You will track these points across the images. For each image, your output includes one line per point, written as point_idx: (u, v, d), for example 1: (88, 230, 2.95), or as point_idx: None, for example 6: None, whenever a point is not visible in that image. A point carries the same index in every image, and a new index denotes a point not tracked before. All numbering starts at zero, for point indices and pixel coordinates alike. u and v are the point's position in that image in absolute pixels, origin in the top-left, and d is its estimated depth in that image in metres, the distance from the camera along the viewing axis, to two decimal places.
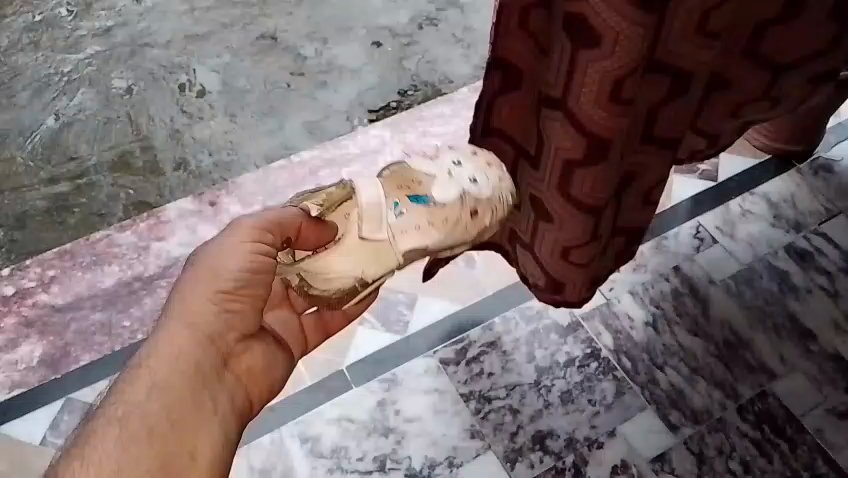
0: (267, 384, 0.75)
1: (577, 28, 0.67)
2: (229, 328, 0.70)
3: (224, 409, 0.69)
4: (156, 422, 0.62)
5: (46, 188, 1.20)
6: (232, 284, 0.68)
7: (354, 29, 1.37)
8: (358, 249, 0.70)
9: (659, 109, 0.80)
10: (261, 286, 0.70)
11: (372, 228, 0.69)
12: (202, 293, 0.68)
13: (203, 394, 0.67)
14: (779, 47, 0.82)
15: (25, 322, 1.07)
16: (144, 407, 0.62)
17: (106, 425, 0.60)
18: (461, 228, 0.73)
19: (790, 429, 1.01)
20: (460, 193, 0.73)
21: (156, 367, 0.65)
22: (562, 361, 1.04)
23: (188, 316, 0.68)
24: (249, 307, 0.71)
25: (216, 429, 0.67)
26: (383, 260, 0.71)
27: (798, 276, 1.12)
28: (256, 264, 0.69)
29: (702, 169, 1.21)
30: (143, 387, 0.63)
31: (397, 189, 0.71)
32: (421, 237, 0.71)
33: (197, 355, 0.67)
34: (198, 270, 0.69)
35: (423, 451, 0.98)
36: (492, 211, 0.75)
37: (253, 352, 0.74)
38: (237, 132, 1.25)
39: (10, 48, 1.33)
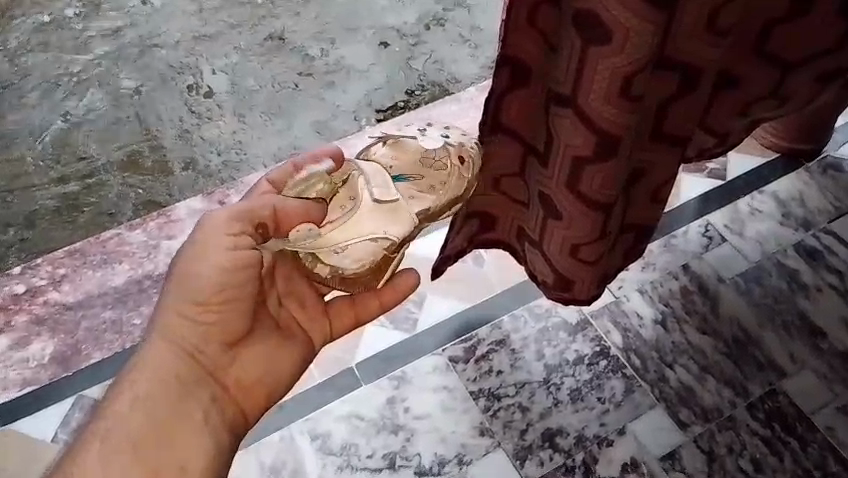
0: (271, 386, 0.76)
1: (587, 25, 0.67)
2: (212, 335, 0.71)
3: (214, 418, 0.71)
4: (138, 437, 0.67)
5: (56, 188, 1.20)
6: (206, 294, 0.69)
7: (361, 30, 1.37)
8: (377, 210, 0.75)
9: (668, 106, 0.80)
10: (240, 293, 0.70)
11: (384, 191, 0.75)
12: (178, 304, 0.70)
13: (189, 405, 0.70)
14: (788, 44, 0.82)
15: (36, 320, 1.07)
16: (127, 421, 0.67)
17: (91, 439, 0.65)
18: (454, 180, 0.78)
19: (801, 427, 1.01)
20: (441, 146, 0.78)
21: (138, 381, 0.69)
22: (571, 359, 1.05)
23: (169, 326, 0.70)
24: (230, 315, 0.71)
25: (203, 439, 0.70)
26: (404, 219, 0.76)
27: (807, 274, 1.12)
28: (229, 272, 0.68)
29: (710, 168, 1.21)
30: (125, 402, 0.67)
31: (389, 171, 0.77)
32: (420, 203, 0.77)
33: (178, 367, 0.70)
34: (174, 279, 0.70)
35: (433, 448, 0.98)
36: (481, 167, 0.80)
37: (252, 356, 0.75)
38: (246, 132, 1.26)
39: (19, 48, 1.34)
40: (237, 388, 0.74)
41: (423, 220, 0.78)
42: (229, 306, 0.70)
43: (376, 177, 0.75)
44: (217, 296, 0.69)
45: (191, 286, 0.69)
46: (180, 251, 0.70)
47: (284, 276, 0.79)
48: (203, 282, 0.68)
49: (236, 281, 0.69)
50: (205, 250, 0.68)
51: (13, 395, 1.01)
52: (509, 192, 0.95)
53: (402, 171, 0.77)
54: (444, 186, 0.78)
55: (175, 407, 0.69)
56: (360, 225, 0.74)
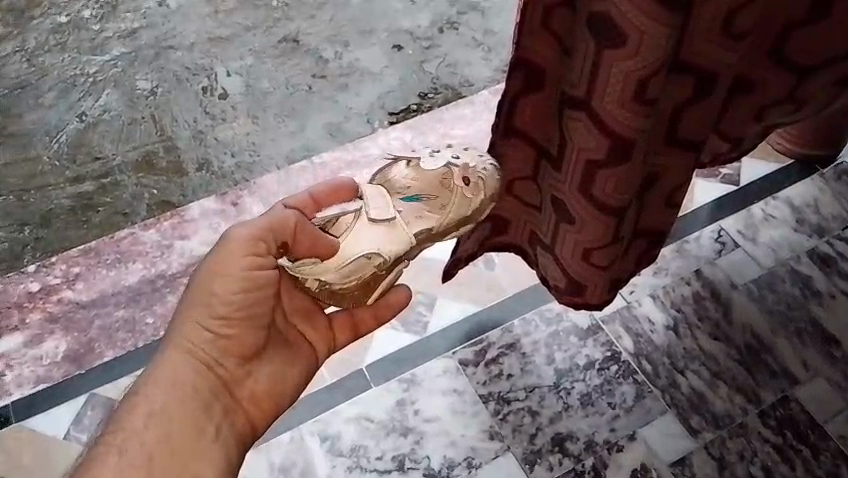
0: (276, 400, 0.77)
1: (603, 29, 0.67)
2: (227, 350, 0.72)
3: (226, 434, 0.71)
4: (154, 450, 0.65)
5: (71, 187, 1.21)
6: (228, 308, 0.70)
7: (375, 33, 1.38)
8: (374, 228, 0.74)
9: (682, 111, 0.80)
10: (257, 304, 0.72)
11: (381, 209, 0.75)
12: (198, 317, 0.70)
13: (203, 420, 0.70)
14: (805, 49, 0.81)
15: (50, 318, 1.08)
16: (142, 434, 0.65)
17: (105, 453, 0.64)
18: (456, 200, 0.79)
19: (813, 435, 1.00)
20: (445, 166, 0.79)
21: (153, 393, 0.68)
22: (582, 364, 1.04)
23: (186, 339, 0.70)
24: (245, 328, 0.72)
25: (217, 455, 0.69)
26: (399, 239, 0.75)
27: (821, 281, 1.11)
28: (249, 282, 0.71)
29: (723, 173, 1.20)
30: (141, 414, 0.66)
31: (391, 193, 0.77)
32: (425, 222, 0.77)
33: (194, 380, 0.70)
34: (194, 292, 0.71)
35: (442, 451, 0.98)
36: (488, 186, 0.80)
37: (261, 372, 0.76)
38: (260, 133, 1.26)
39: (37, 49, 1.35)
40: (245, 404, 0.74)
41: (424, 240, 0.79)
42: (246, 322, 0.72)
43: (376, 196, 0.76)
44: (237, 309, 0.71)
45: (212, 301, 0.70)
46: (199, 265, 0.71)
47: (288, 294, 0.79)
48: (225, 296, 0.70)
49: (254, 300, 0.72)
50: (227, 262, 0.70)
51: (26, 392, 1.02)
52: (521, 195, 0.95)
53: (416, 192, 0.77)
54: (447, 208, 0.79)
55: (190, 421, 0.69)
56: (355, 243, 0.74)
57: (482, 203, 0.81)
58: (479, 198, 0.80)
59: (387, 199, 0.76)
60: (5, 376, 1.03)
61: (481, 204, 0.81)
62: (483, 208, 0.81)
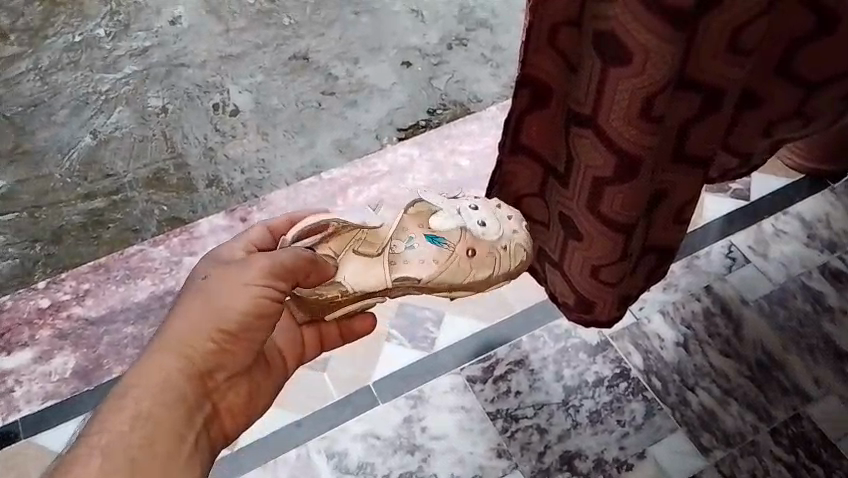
0: (240, 418, 0.78)
1: (608, 45, 0.67)
2: (219, 365, 0.72)
3: (202, 446, 0.71)
4: (139, 455, 0.63)
5: (82, 204, 1.22)
6: (233, 324, 0.71)
7: (384, 50, 1.38)
8: (358, 257, 0.81)
9: (689, 127, 0.79)
10: (260, 324, 0.73)
11: (374, 244, 0.81)
12: (200, 327, 0.70)
13: (185, 430, 0.68)
14: (815, 66, 0.80)
15: (59, 335, 1.08)
16: (127, 437, 0.63)
17: (87, 454, 0.61)
18: (454, 265, 0.82)
19: (826, 453, 0.99)
20: (460, 228, 0.83)
21: (142, 397, 0.66)
22: (591, 381, 1.04)
23: (181, 345, 0.69)
24: (243, 347, 0.74)
25: (197, 465, 0.68)
26: (373, 277, 0.80)
27: (833, 297, 1.10)
28: (260, 306, 0.72)
29: (733, 188, 1.20)
30: (128, 417, 0.64)
31: (417, 226, 0.83)
32: (419, 269, 0.82)
33: (185, 387, 0.69)
34: (197, 302, 0.71)
35: (450, 469, 0.98)
36: (497, 261, 0.84)
37: (235, 389, 0.77)
38: (270, 150, 1.27)
39: (50, 67, 1.36)
40: (223, 413, 0.76)
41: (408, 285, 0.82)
42: (244, 343, 0.74)
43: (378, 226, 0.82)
44: (243, 327, 0.72)
45: (220, 314, 0.71)
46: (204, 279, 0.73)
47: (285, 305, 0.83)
48: (235, 313, 0.71)
49: (261, 317, 0.73)
50: (240, 283, 0.71)
51: (35, 408, 1.02)
52: (530, 211, 0.95)
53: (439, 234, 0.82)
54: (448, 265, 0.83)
55: (176, 429, 0.67)
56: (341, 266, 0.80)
57: (490, 272, 0.84)
58: (486, 268, 0.84)
59: (387, 236, 0.81)
60: (15, 392, 1.04)
61: (486, 272, 0.84)
62: (493, 277, 0.85)
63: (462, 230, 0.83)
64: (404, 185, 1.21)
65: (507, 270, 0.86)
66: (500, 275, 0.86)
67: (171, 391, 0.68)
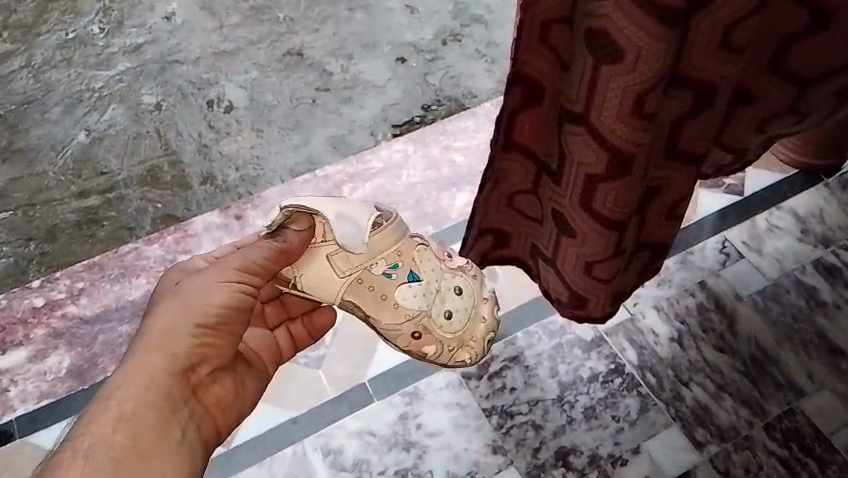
0: (232, 411, 0.80)
1: (598, 43, 0.67)
2: (204, 358, 0.74)
3: (190, 438, 0.72)
4: (122, 454, 0.64)
5: (76, 202, 1.22)
6: (212, 317, 0.73)
7: (378, 46, 1.38)
8: (333, 259, 0.79)
9: (682, 124, 0.79)
10: (238, 319, 0.75)
11: (353, 259, 0.79)
12: (180, 323, 0.72)
13: (169, 423, 0.70)
14: (807, 62, 0.80)
15: (54, 333, 1.08)
16: (112, 437, 0.65)
17: (72, 457, 0.62)
18: (393, 314, 0.84)
19: (819, 447, 0.99)
20: (423, 306, 0.84)
21: (124, 396, 0.67)
22: (586, 376, 1.04)
23: (162, 342, 0.71)
24: (223, 341, 0.75)
25: (184, 459, 0.70)
26: (325, 291, 0.81)
27: (827, 292, 1.10)
28: (236, 301, 0.74)
29: (727, 183, 1.20)
30: (111, 417, 0.66)
31: (408, 260, 0.82)
32: (371, 296, 0.82)
33: (169, 384, 0.71)
34: (174, 303, 0.73)
35: (445, 466, 0.98)
36: (437, 349, 0.88)
37: (222, 381, 0.79)
38: (264, 147, 1.27)
39: (43, 65, 1.36)
40: (211, 408, 0.77)
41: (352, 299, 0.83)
42: (224, 337, 0.75)
43: (358, 240, 0.76)
44: (220, 322, 0.74)
45: (197, 310, 0.72)
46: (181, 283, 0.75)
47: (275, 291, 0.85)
48: (213, 309, 0.73)
49: (237, 313, 0.75)
50: (214, 282, 0.74)
51: (30, 408, 1.02)
52: (522, 209, 0.95)
53: (411, 285, 0.83)
54: (392, 312, 0.84)
55: (160, 424, 0.69)
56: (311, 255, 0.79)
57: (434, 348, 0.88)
58: (430, 349, 0.88)
59: (367, 259, 0.80)
60: (10, 391, 1.04)
61: (429, 350, 0.88)
62: (434, 357, 0.89)
63: (425, 315, 0.84)
64: (399, 182, 1.22)
65: (449, 355, 0.90)
66: (440, 359, 0.90)
67: (155, 388, 0.69)
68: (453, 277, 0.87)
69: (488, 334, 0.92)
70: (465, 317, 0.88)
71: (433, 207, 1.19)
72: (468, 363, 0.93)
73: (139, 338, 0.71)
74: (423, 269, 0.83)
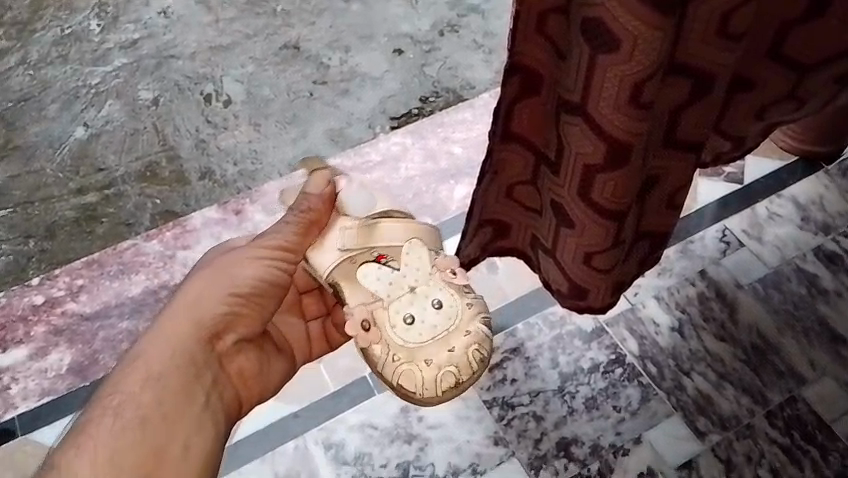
0: (257, 386, 0.81)
1: (595, 32, 0.66)
2: (233, 327, 0.77)
3: (215, 405, 0.74)
4: (147, 414, 0.67)
5: (74, 199, 1.21)
6: (242, 286, 0.76)
7: (375, 38, 1.37)
8: (347, 230, 0.81)
9: (680, 112, 0.79)
10: (266, 291, 0.78)
11: (358, 239, 0.81)
12: (211, 291, 0.75)
13: (196, 388, 0.72)
14: (805, 47, 0.80)
15: (54, 331, 1.08)
16: (138, 397, 0.68)
17: (101, 415, 0.66)
18: (355, 298, 0.80)
19: (821, 435, 0.99)
20: (380, 293, 0.80)
21: (153, 358, 0.70)
22: (587, 367, 1.04)
23: (192, 309, 0.74)
24: (252, 313, 0.78)
25: (207, 424, 0.72)
26: (321, 261, 0.81)
27: (828, 279, 1.10)
28: (263, 273, 0.77)
29: (727, 171, 1.19)
30: (139, 377, 0.69)
31: (393, 253, 0.81)
32: (351, 278, 0.81)
33: (196, 351, 0.73)
34: (206, 275, 0.76)
35: (446, 458, 0.98)
36: (377, 353, 0.80)
37: (250, 356, 0.80)
38: (262, 141, 1.26)
39: (39, 61, 1.35)
40: (237, 380, 0.78)
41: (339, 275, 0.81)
42: (252, 309, 0.78)
43: (363, 211, 0.85)
44: (248, 292, 0.77)
45: (228, 280, 0.76)
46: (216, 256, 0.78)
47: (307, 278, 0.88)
48: (242, 280, 0.76)
49: (265, 284, 0.78)
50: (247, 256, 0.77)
51: (32, 406, 1.02)
52: (522, 200, 0.94)
53: (381, 275, 0.80)
54: (358, 298, 0.80)
55: (187, 388, 0.71)
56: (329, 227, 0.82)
57: (379, 356, 0.80)
58: (377, 351, 0.80)
59: (373, 240, 0.80)
60: (11, 389, 1.04)
61: (376, 354, 0.80)
62: (382, 365, 0.80)
63: (381, 304, 0.80)
64: (398, 175, 1.21)
65: (396, 369, 0.79)
66: (385, 370, 0.80)
67: (183, 352, 0.72)
68: (437, 288, 0.80)
69: (446, 367, 0.78)
70: (430, 333, 0.79)
71: (432, 200, 1.19)
72: (413, 394, 0.79)
73: (171, 305, 0.75)
74: (405, 263, 0.80)
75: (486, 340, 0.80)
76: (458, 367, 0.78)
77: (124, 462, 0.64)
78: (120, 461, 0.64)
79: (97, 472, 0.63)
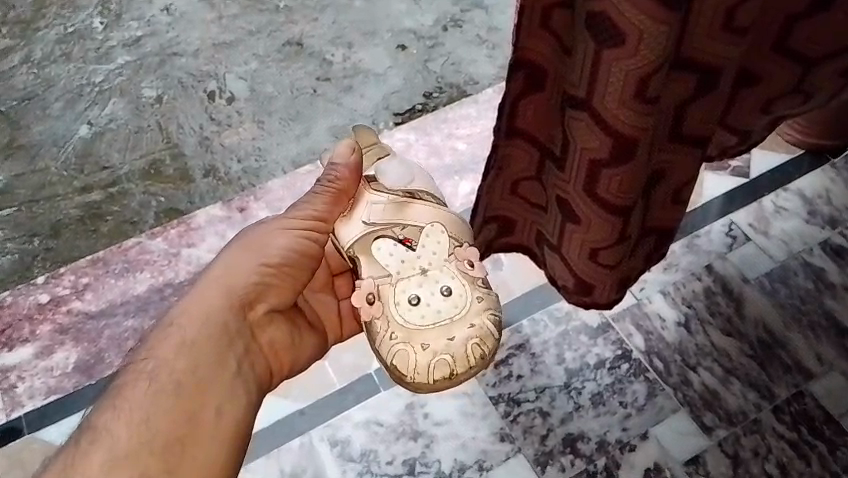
0: (290, 357, 0.79)
1: (600, 26, 0.66)
2: (265, 297, 0.75)
3: (249, 374, 0.72)
4: (182, 378, 0.67)
5: (79, 198, 1.21)
6: (273, 256, 0.76)
7: (379, 33, 1.37)
8: (373, 205, 0.79)
9: (686, 106, 0.78)
10: (297, 264, 0.77)
11: (387, 217, 0.78)
12: (243, 263, 0.75)
13: (229, 356, 0.71)
14: (811, 40, 0.79)
15: (60, 329, 1.08)
16: (171, 362, 0.67)
17: (135, 379, 0.66)
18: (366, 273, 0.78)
19: (828, 429, 0.99)
20: (391, 269, 0.77)
21: (187, 325, 0.70)
22: (593, 363, 1.03)
23: (225, 278, 0.73)
24: (284, 285, 0.77)
25: (240, 391, 0.70)
26: (346, 233, 0.79)
27: (834, 273, 1.09)
28: (295, 244, 0.77)
29: (733, 165, 1.19)
30: (173, 344, 0.68)
31: (413, 235, 0.78)
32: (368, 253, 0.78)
33: (231, 318, 0.72)
34: (239, 246, 0.76)
35: (452, 454, 0.98)
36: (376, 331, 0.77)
37: (283, 328, 0.78)
38: (266, 139, 1.26)
39: (42, 60, 1.35)
40: (271, 352, 0.77)
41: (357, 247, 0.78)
42: (285, 280, 0.77)
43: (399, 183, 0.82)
44: (280, 263, 0.76)
45: (260, 251, 0.76)
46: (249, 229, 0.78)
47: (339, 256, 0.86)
48: (273, 252, 0.76)
49: (295, 256, 0.77)
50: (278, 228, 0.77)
51: (38, 404, 1.02)
52: (527, 196, 0.94)
53: (395, 253, 0.77)
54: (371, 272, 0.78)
55: (220, 355, 0.70)
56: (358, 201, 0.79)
57: (378, 332, 0.77)
58: (377, 327, 0.77)
59: (405, 219, 0.78)
60: (18, 388, 1.04)
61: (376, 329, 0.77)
62: (380, 341, 0.77)
63: (390, 280, 0.77)
64: None
65: (392, 348, 0.75)
66: (382, 347, 0.76)
67: (217, 320, 0.71)
68: (449, 275, 0.76)
69: (442, 355, 0.74)
70: (432, 318, 0.75)
71: None
72: (406, 379, 0.75)
73: (206, 274, 0.74)
74: (423, 244, 0.77)
75: (490, 336, 0.75)
76: (454, 358, 0.74)
77: (158, 425, 0.64)
78: (153, 426, 0.64)
79: (131, 434, 0.62)
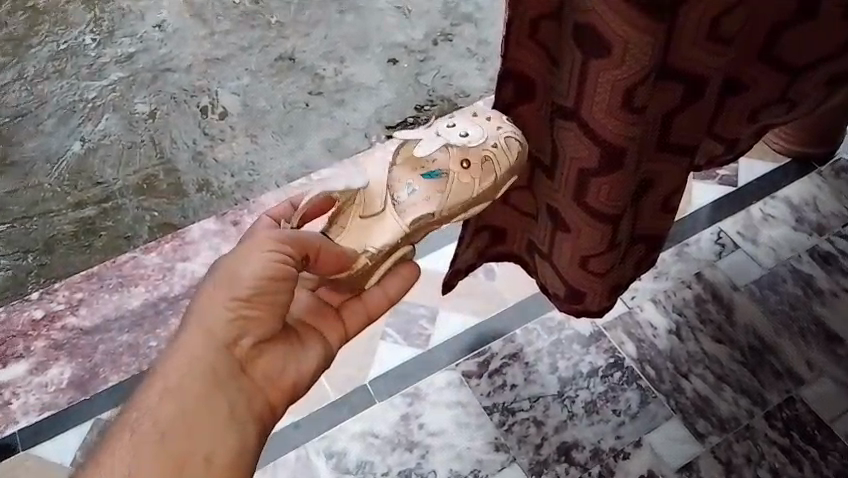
0: (292, 380, 0.72)
1: (587, 37, 0.67)
2: (248, 330, 0.68)
3: (243, 412, 0.67)
4: (166, 428, 0.64)
5: (73, 213, 1.22)
6: (246, 289, 0.66)
7: (370, 48, 1.38)
8: (378, 219, 0.73)
9: (673, 115, 0.79)
10: (280, 292, 0.68)
11: (375, 201, 0.74)
12: (218, 299, 0.67)
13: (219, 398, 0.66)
14: (796, 49, 0.81)
15: (54, 345, 1.09)
16: (155, 411, 0.64)
17: (121, 431, 0.63)
18: (456, 185, 0.73)
19: (820, 435, 1.00)
20: (443, 147, 0.73)
21: (171, 372, 0.66)
22: (586, 371, 1.04)
23: (203, 317, 0.67)
24: (268, 314, 0.69)
25: (232, 432, 0.66)
26: (393, 229, 0.74)
27: (823, 280, 1.11)
28: (274, 272, 0.66)
29: (720, 175, 1.21)
30: (157, 392, 0.65)
31: (410, 169, 0.74)
32: (426, 203, 0.73)
33: (214, 359, 0.67)
34: (214, 277, 0.68)
35: (448, 464, 0.98)
36: (499, 164, 0.74)
37: (277, 354, 0.72)
38: (259, 153, 1.27)
39: (35, 76, 1.36)
40: (269, 381, 0.71)
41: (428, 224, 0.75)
42: (269, 308, 0.68)
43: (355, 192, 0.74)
44: (258, 295, 0.67)
45: (233, 282, 0.67)
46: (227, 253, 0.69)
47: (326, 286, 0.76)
48: (245, 284, 0.66)
49: (276, 287, 0.67)
50: (246, 256, 0.67)
51: (33, 419, 1.03)
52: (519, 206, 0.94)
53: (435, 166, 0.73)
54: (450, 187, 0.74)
55: (205, 399, 0.66)
56: (354, 233, 0.74)
57: (492, 182, 0.74)
58: (487, 175, 0.74)
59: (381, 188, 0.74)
60: (12, 404, 1.04)
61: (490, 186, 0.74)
62: (496, 179, 0.74)
63: (447, 152, 0.73)
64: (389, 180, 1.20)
65: (496, 161, 0.74)
66: (498, 177, 0.74)
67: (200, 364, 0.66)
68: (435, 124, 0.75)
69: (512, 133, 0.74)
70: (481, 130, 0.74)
71: None
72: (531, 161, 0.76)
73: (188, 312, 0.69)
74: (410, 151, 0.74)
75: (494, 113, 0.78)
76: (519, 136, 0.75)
77: None
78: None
79: None
